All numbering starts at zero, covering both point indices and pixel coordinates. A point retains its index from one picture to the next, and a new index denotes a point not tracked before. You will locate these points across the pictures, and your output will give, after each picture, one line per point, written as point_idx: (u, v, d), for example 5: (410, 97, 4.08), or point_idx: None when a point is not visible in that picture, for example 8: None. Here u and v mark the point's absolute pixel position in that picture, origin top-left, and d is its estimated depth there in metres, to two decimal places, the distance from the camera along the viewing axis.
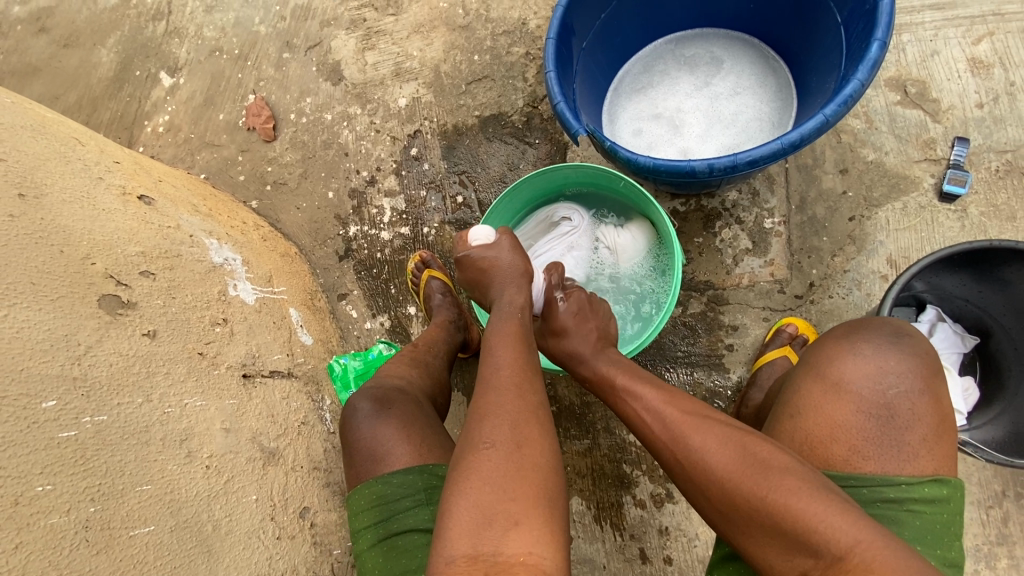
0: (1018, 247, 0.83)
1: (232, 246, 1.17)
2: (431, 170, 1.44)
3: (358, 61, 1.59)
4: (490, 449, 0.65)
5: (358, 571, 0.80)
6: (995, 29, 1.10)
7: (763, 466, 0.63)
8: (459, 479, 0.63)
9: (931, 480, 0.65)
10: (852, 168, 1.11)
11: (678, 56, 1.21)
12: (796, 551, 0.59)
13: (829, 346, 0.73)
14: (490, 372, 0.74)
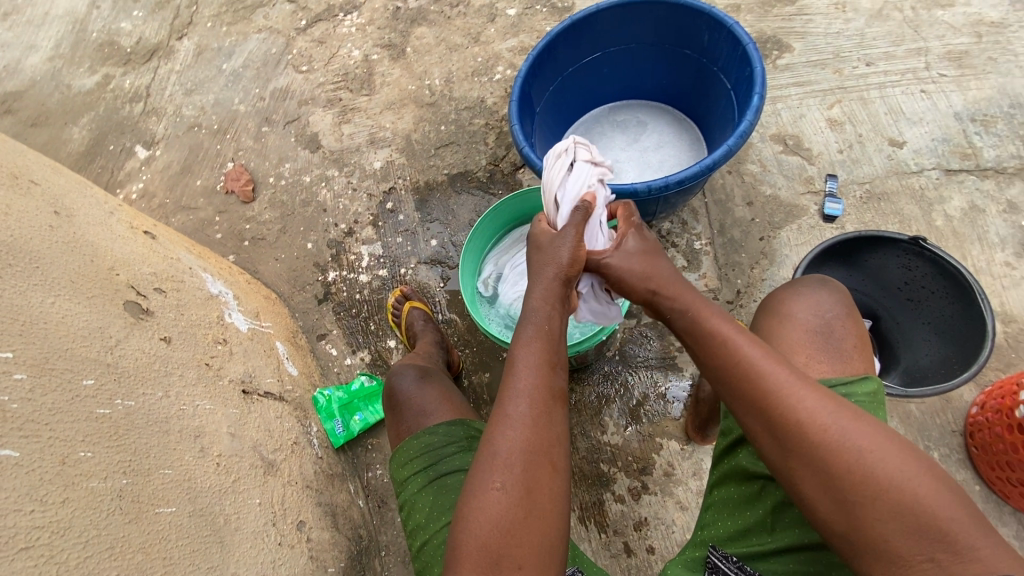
0: (880, 236, 1.17)
1: (224, 283, 1.25)
2: (406, 219, 1.60)
3: (335, 132, 1.80)
4: (499, 492, 0.68)
5: (407, 514, 0.97)
6: (840, 99, 1.47)
7: (826, 444, 0.64)
8: (465, 519, 0.68)
9: (864, 377, 0.81)
10: (756, 201, 1.40)
11: (612, 122, 1.51)
12: (920, 539, 0.58)
13: (780, 293, 0.93)
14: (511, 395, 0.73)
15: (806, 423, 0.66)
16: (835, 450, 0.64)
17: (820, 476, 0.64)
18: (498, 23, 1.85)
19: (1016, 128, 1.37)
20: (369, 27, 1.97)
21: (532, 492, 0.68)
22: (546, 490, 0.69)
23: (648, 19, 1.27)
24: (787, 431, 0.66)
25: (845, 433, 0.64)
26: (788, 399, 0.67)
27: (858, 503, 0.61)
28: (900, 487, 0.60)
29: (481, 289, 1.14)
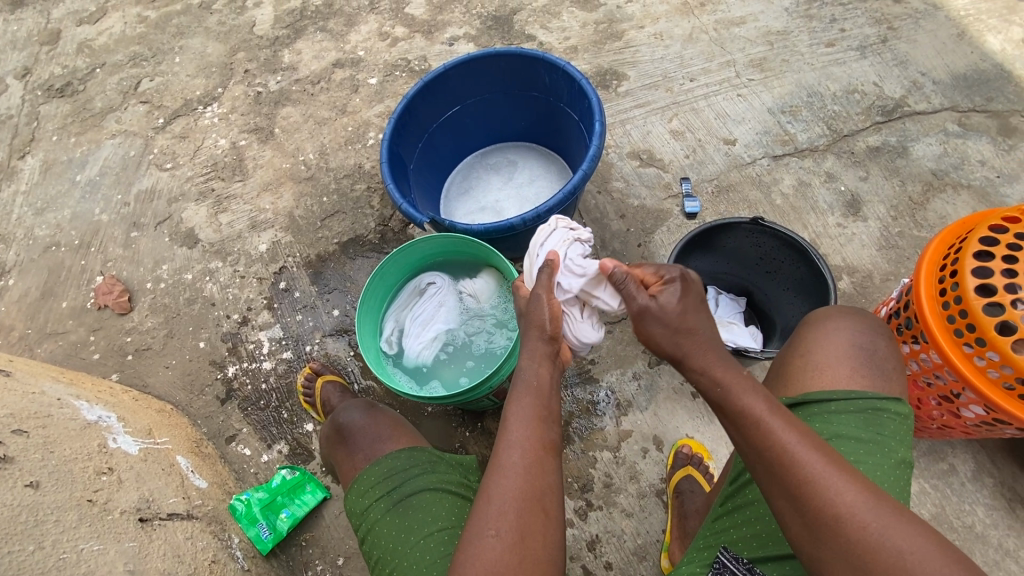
0: (722, 225, 1.25)
1: (104, 405, 1.17)
2: (303, 296, 1.57)
3: (212, 223, 1.74)
4: (493, 537, 0.71)
5: (371, 545, 0.95)
6: (676, 113, 1.68)
7: (841, 518, 0.64)
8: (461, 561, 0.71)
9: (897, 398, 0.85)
10: (627, 213, 1.55)
11: (485, 166, 1.61)
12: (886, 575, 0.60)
13: (821, 311, 0.97)
14: (505, 457, 0.76)
15: (823, 496, 0.65)
16: (851, 524, 0.63)
17: (828, 547, 0.64)
18: (362, 92, 1.92)
19: (817, 112, 1.62)
20: (233, 115, 1.95)
21: (527, 537, 0.72)
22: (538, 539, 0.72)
23: (495, 70, 1.39)
24: (804, 504, 0.66)
25: (859, 508, 0.64)
26: (803, 465, 0.67)
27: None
28: (915, 570, 0.60)
29: (385, 348, 1.10)
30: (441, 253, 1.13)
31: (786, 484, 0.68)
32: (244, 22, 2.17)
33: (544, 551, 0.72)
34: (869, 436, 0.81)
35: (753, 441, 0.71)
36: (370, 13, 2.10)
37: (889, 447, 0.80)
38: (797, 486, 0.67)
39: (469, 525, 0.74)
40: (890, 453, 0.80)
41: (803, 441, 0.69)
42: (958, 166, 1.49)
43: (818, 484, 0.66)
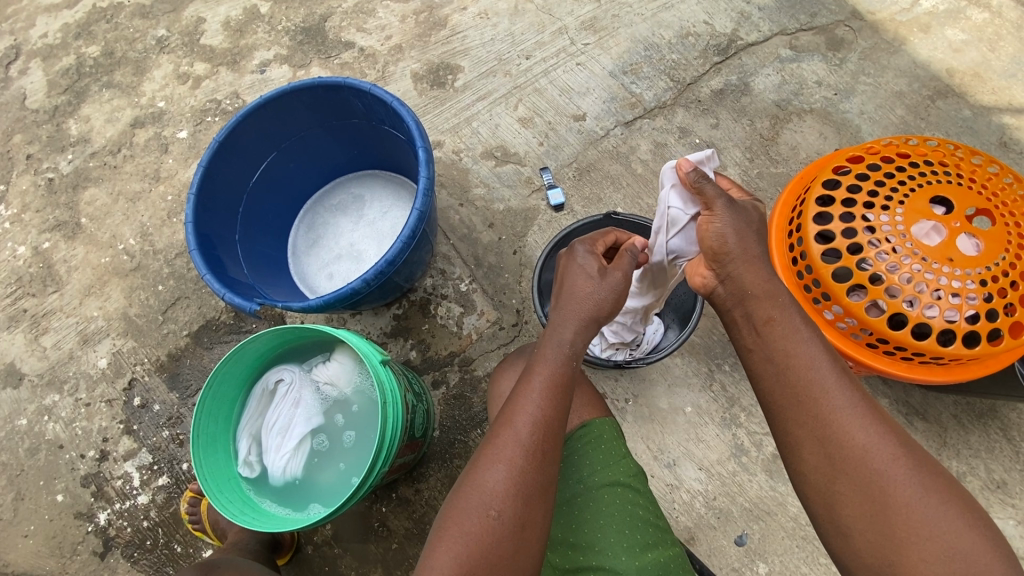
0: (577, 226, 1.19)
1: None
2: (164, 408, 1.38)
3: (34, 351, 1.46)
4: (497, 519, 0.71)
5: None
6: (520, 97, 1.55)
7: (859, 462, 0.68)
8: (452, 541, 0.71)
9: (587, 423, 0.92)
10: (495, 220, 1.44)
11: (329, 207, 1.44)
12: (872, 515, 0.66)
13: (499, 373, 1.03)
14: (513, 440, 0.74)
15: (843, 439, 0.69)
16: (866, 470, 0.67)
17: (836, 492, 0.69)
18: (174, 151, 1.62)
19: (657, 65, 1.55)
20: (26, 214, 1.59)
21: (483, 568, 0.69)
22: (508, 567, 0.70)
23: (300, 107, 1.20)
24: (827, 451, 0.69)
25: (878, 455, 0.68)
26: (824, 409, 0.70)
27: (873, 527, 0.66)
28: (923, 523, 0.64)
29: (245, 473, 0.98)
30: (277, 346, 1.01)
31: (808, 425, 0.71)
32: (12, 97, 1.71)
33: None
34: (571, 488, 0.88)
35: (778, 378, 0.73)
36: (161, 54, 1.72)
37: (592, 481, 0.88)
38: (818, 431, 0.70)
39: (470, 508, 0.72)
40: (597, 484, 0.87)
41: (829, 382, 0.71)
42: (798, 92, 1.49)
43: (832, 428, 0.69)
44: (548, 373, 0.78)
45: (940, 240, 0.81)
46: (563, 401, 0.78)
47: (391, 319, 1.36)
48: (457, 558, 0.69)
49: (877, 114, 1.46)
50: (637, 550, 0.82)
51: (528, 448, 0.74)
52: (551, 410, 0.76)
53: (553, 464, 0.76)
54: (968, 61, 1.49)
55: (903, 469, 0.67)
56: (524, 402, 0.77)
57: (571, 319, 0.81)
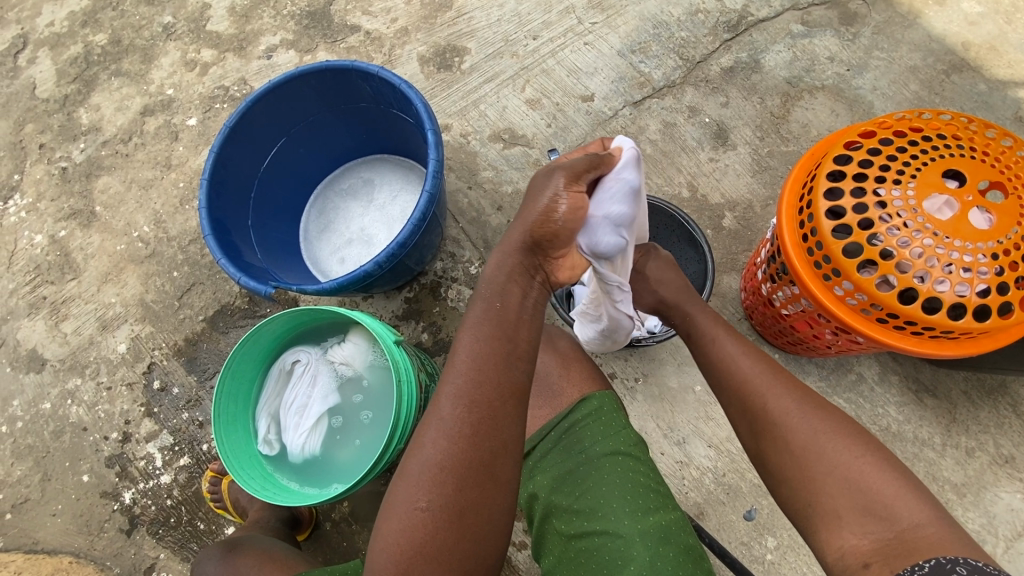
0: None
1: None
2: (183, 391, 1.41)
3: (55, 337, 1.49)
4: (426, 511, 0.63)
5: None
6: (527, 79, 1.54)
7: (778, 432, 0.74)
8: (385, 538, 0.65)
9: (587, 398, 0.95)
10: (504, 204, 1.44)
11: (339, 192, 1.45)
12: (799, 477, 0.71)
13: None
14: (439, 418, 0.65)
15: (756, 399, 0.77)
16: (786, 437, 0.73)
17: (761, 446, 0.75)
18: (184, 138, 1.63)
19: (666, 44, 1.53)
20: (42, 204, 1.61)
21: (421, 564, 0.63)
22: (449, 556, 0.63)
23: (309, 91, 1.20)
24: (745, 410, 0.78)
25: (785, 410, 0.74)
26: (740, 377, 0.80)
27: (794, 471, 0.71)
28: (833, 461, 0.69)
29: (265, 451, 1.01)
30: (293, 328, 1.03)
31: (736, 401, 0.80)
32: (23, 86, 1.73)
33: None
34: (574, 458, 0.91)
35: (714, 363, 0.85)
36: (168, 41, 1.73)
37: (594, 451, 0.90)
38: (737, 395, 0.80)
39: (397, 498, 0.65)
40: (598, 454, 0.90)
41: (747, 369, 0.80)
42: (809, 69, 1.47)
43: (749, 390, 0.79)
44: (479, 340, 0.68)
45: (951, 215, 0.81)
46: (498, 366, 0.67)
47: (403, 303, 1.38)
48: (393, 557, 0.63)
49: (890, 90, 1.43)
50: (639, 514, 0.84)
51: (460, 427, 0.64)
52: (482, 379, 0.66)
53: (497, 440, 0.65)
54: (984, 35, 1.46)
55: (810, 418, 0.73)
56: (452, 373, 0.67)
57: (502, 275, 0.71)
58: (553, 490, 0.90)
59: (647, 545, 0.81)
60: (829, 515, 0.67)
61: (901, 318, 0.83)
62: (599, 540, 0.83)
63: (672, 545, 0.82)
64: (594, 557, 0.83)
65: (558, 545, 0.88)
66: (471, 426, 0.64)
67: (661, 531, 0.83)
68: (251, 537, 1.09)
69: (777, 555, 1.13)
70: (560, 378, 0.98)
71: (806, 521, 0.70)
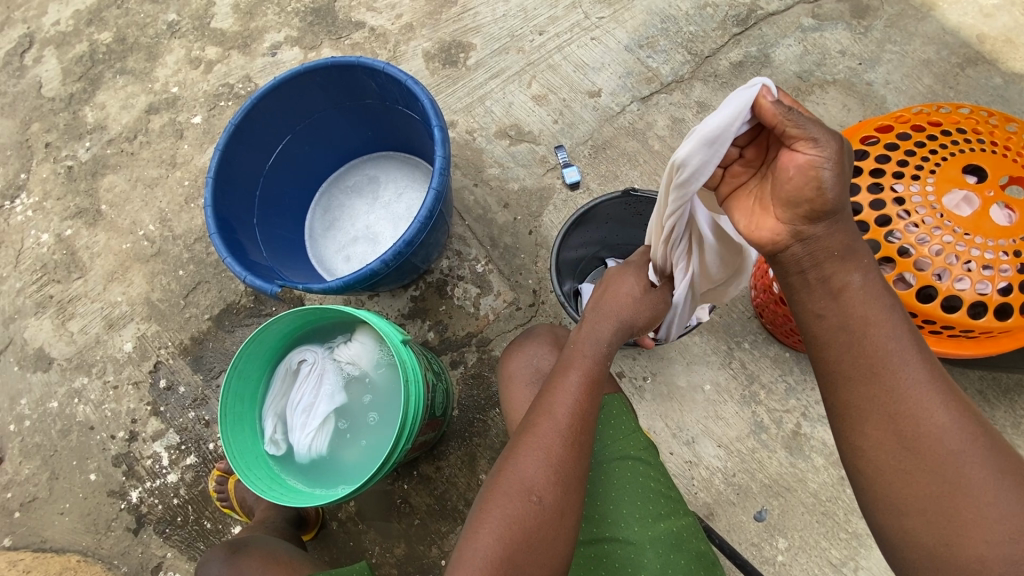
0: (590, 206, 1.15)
1: None
2: (189, 390, 1.41)
3: (62, 336, 1.49)
4: (538, 501, 0.73)
5: None
6: (533, 75, 1.52)
7: (930, 444, 0.60)
8: (492, 521, 0.72)
9: (595, 401, 0.92)
10: (510, 201, 1.43)
11: (345, 189, 1.44)
12: (934, 505, 0.59)
13: (506, 353, 1.05)
14: (553, 421, 0.78)
15: (915, 416, 0.61)
16: (937, 450, 0.60)
17: (903, 471, 0.61)
18: (189, 136, 1.63)
19: (674, 38, 1.51)
20: (47, 203, 1.61)
21: (524, 548, 0.70)
22: (546, 551, 0.71)
23: (314, 87, 1.19)
24: (891, 423, 0.62)
25: (952, 437, 0.60)
26: (896, 383, 0.62)
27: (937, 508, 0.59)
28: (992, 508, 0.57)
29: (271, 450, 1.00)
30: (299, 327, 1.02)
31: (877, 399, 0.62)
32: (28, 85, 1.73)
33: (545, 567, 0.71)
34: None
35: (848, 350, 0.64)
36: (173, 39, 1.72)
37: (603, 455, 0.88)
38: (889, 407, 0.62)
39: (510, 488, 0.74)
40: (608, 458, 0.88)
41: (906, 358, 0.62)
42: (821, 63, 1.44)
43: (908, 403, 0.61)
44: (584, 370, 0.83)
45: (971, 211, 0.79)
46: (596, 393, 0.82)
47: (408, 301, 1.37)
48: (500, 539, 0.71)
49: (903, 84, 1.41)
50: (650, 520, 0.83)
51: (566, 435, 0.77)
52: (587, 402, 0.80)
53: (588, 453, 0.78)
54: (1000, 27, 1.43)
55: (979, 452, 0.59)
56: (560, 394, 0.80)
57: (607, 317, 0.89)
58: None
59: (659, 552, 0.81)
60: (969, 562, 0.57)
61: (918, 316, 0.82)
62: (609, 547, 0.83)
63: (682, 553, 0.82)
64: (604, 564, 0.83)
65: None
66: (577, 436, 0.77)
67: (671, 538, 0.82)
68: (255, 537, 1.09)
69: (788, 556, 1.12)
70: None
71: (928, 562, 0.59)
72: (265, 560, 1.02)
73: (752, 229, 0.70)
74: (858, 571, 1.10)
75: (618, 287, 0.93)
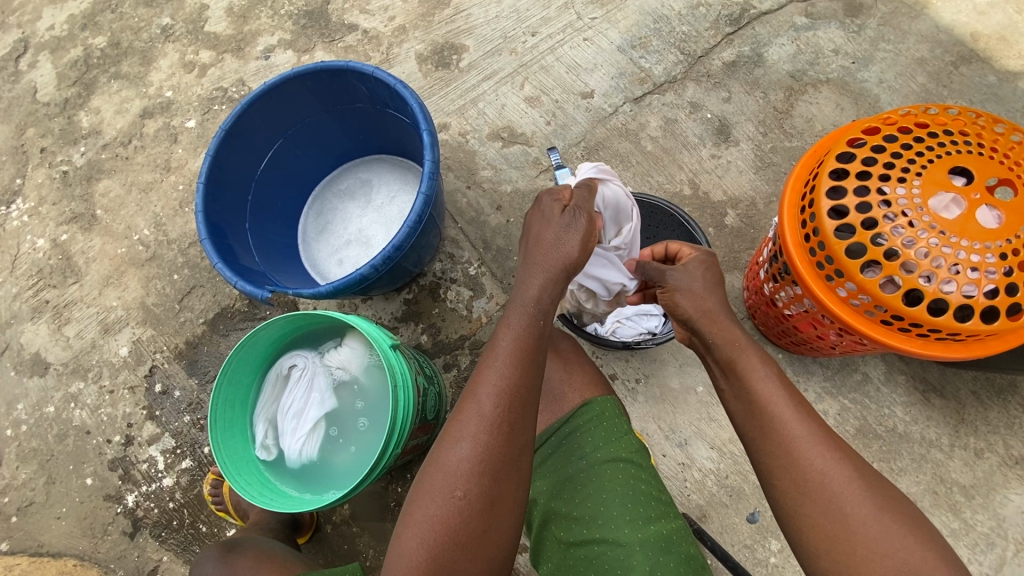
0: None
1: None
2: (184, 394, 1.42)
3: (58, 341, 1.50)
4: (462, 497, 0.71)
5: None
6: (526, 76, 1.52)
7: (818, 487, 0.67)
8: (416, 521, 0.72)
9: (587, 403, 0.93)
10: (503, 203, 1.43)
11: (338, 193, 1.44)
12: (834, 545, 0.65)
13: None
14: (476, 407, 0.74)
15: (841, 506, 0.66)
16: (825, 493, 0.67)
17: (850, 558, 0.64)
18: (183, 140, 1.63)
19: (667, 38, 1.50)
20: (43, 208, 1.62)
21: (452, 544, 0.70)
22: (477, 541, 0.71)
23: (304, 92, 1.19)
24: (825, 509, 0.67)
25: (834, 478, 0.67)
26: (823, 474, 0.67)
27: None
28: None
29: (262, 456, 1.01)
30: (289, 332, 1.02)
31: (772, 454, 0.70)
32: (23, 90, 1.73)
33: (477, 561, 0.71)
34: (574, 464, 0.89)
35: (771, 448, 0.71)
36: (166, 43, 1.72)
37: (594, 457, 0.89)
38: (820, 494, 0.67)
39: (435, 484, 0.73)
40: (599, 460, 0.88)
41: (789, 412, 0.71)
42: (814, 62, 1.44)
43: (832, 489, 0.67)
44: (511, 340, 0.78)
45: (959, 213, 0.78)
46: (529, 366, 0.77)
47: (402, 304, 1.37)
48: (426, 541, 0.71)
49: (896, 83, 1.40)
50: (639, 523, 0.83)
51: (492, 422, 0.73)
52: (515, 379, 0.76)
53: (523, 435, 0.75)
54: (994, 25, 1.42)
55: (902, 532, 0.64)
56: (486, 374, 0.76)
57: (535, 275, 0.81)
58: (552, 496, 0.89)
59: (648, 554, 0.80)
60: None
61: (906, 319, 0.81)
62: (598, 549, 0.83)
63: (672, 555, 0.81)
64: (593, 566, 0.82)
65: (557, 552, 0.87)
66: (503, 421, 0.73)
67: (661, 541, 0.82)
68: (250, 537, 1.10)
69: (781, 558, 1.12)
70: (561, 381, 0.97)
71: None
72: (258, 560, 1.02)
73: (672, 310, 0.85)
74: None
75: (541, 229, 0.84)
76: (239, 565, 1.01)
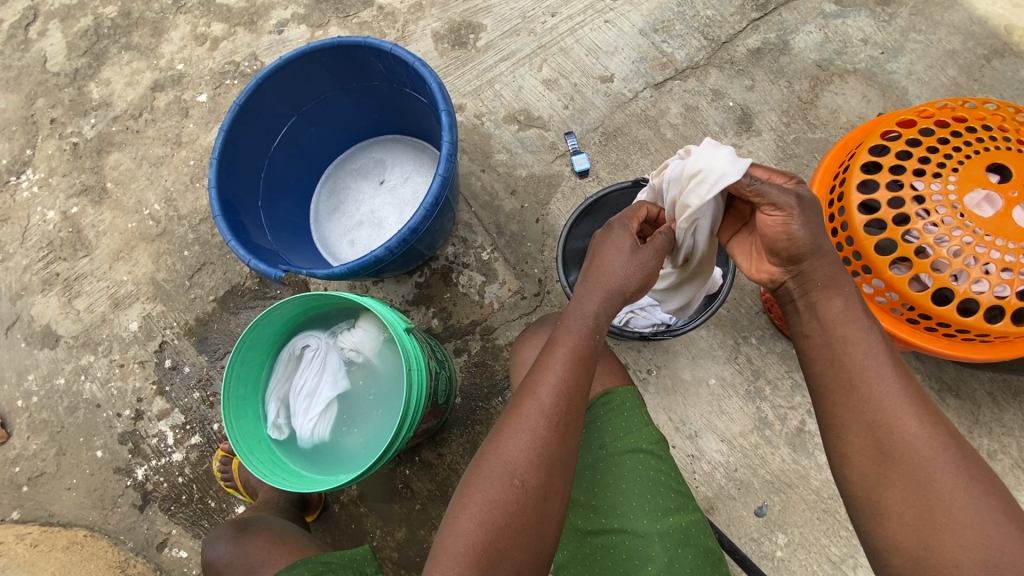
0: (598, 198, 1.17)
1: None
2: (194, 370, 1.42)
3: (68, 314, 1.50)
4: (519, 487, 0.70)
5: None
6: (544, 58, 1.49)
7: (907, 448, 0.66)
8: (466, 506, 0.71)
9: (608, 392, 0.92)
10: (518, 188, 1.40)
11: (351, 172, 1.42)
12: (907, 506, 0.65)
13: (518, 341, 1.04)
14: (540, 403, 0.74)
15: (889, 422, 0.67)
16: (915, 455, 0.66)
17: (883, 475, 0.67)
18: (194, 115, 1.61)
19: (690, 23, 1.47)
20: (53, 179, 1.61)
21: (507, 534, 0.69)
22: (528, 535, 0.70)
23: (319, 68, 1.16)
24: (854, 400, 0.70)
25: (925, 443, 0.66)
26: (873, 394, 0.69)
27: (910, 509, 0.64)
28: (963, 510, 0.62)
29: (274, 435, 1.00)
30: (301, 314, 1.02)
31: (858, 410, 0.69)
32: (33, 59, 1.70)
33: (523, 552, 0.70)
34: (593, 453, 0.89)
35: (832, 364, 0.72)
36: (178, 14, 1.69)
37: (615, 447, 0.88)
38: (866, 414, 0.69)
39: (491, 472, 0.72)
40: (619, 450, 0.87)
41: (882, 368, 0.69)
42: (841, 51, 1.40)
43: (883, 412, 0.68)
44: (571, 345, 0.77)
45: (993, 212, 0.77)
46: (586, 370, 0.77)
47: (413, 287, 1.36)
48: (482, 525, 0.69)
49: (926, 75, 1.36)
50: (658, 514, 0.83)
51: (552, 420, 0.73)
52: (573, 383, 0.75)
53: (576, 437, 0.75)
54: None
55: (952, 459, 0.65)
56: (547, 373, 0.75)
57: (596, 288, 0.79)
58: (570, 485, 0.89)
59: (667, 546, 0.81)
60: (947, 567, 0.61)
61: (934, 318, 0.80)
62: (615, 539, 0.83)
63: (690, 548, 0.81)
64: (610, 555, 0.83)
65: (574, 541, 0.87)
66: (561, 420, 0.73)
67: (680, 533, 0.82)
68: (256, 515, 1.11)
69: (787, 552, 1.12)
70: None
71: (910, 567, 0.64)
72: (266, 540, 1.03)
73: (755, 271, 0.84)
74: (858, 568, 1.10)
75: (608, 251, 0.81)
76: (246, 547, 1.02)
